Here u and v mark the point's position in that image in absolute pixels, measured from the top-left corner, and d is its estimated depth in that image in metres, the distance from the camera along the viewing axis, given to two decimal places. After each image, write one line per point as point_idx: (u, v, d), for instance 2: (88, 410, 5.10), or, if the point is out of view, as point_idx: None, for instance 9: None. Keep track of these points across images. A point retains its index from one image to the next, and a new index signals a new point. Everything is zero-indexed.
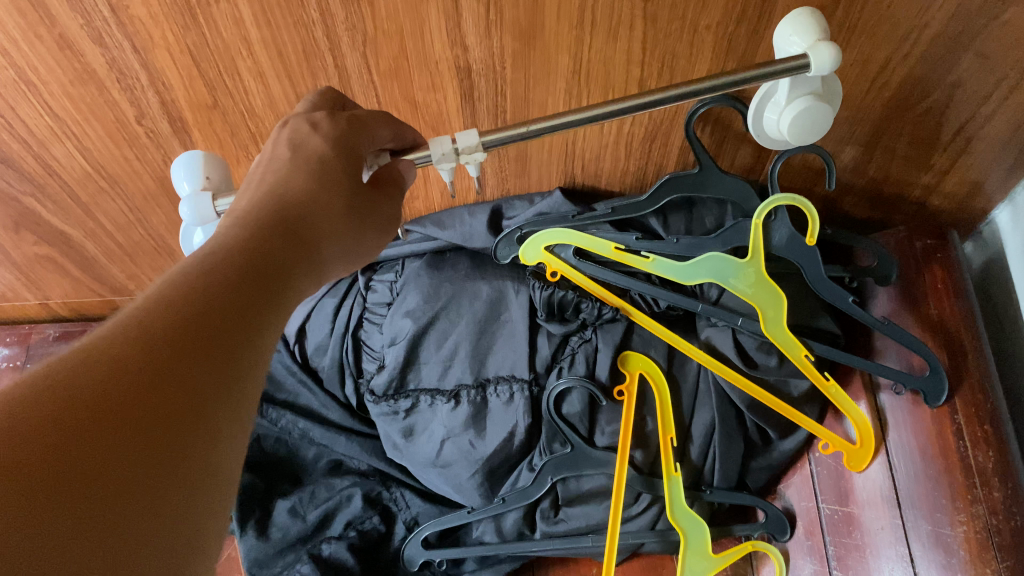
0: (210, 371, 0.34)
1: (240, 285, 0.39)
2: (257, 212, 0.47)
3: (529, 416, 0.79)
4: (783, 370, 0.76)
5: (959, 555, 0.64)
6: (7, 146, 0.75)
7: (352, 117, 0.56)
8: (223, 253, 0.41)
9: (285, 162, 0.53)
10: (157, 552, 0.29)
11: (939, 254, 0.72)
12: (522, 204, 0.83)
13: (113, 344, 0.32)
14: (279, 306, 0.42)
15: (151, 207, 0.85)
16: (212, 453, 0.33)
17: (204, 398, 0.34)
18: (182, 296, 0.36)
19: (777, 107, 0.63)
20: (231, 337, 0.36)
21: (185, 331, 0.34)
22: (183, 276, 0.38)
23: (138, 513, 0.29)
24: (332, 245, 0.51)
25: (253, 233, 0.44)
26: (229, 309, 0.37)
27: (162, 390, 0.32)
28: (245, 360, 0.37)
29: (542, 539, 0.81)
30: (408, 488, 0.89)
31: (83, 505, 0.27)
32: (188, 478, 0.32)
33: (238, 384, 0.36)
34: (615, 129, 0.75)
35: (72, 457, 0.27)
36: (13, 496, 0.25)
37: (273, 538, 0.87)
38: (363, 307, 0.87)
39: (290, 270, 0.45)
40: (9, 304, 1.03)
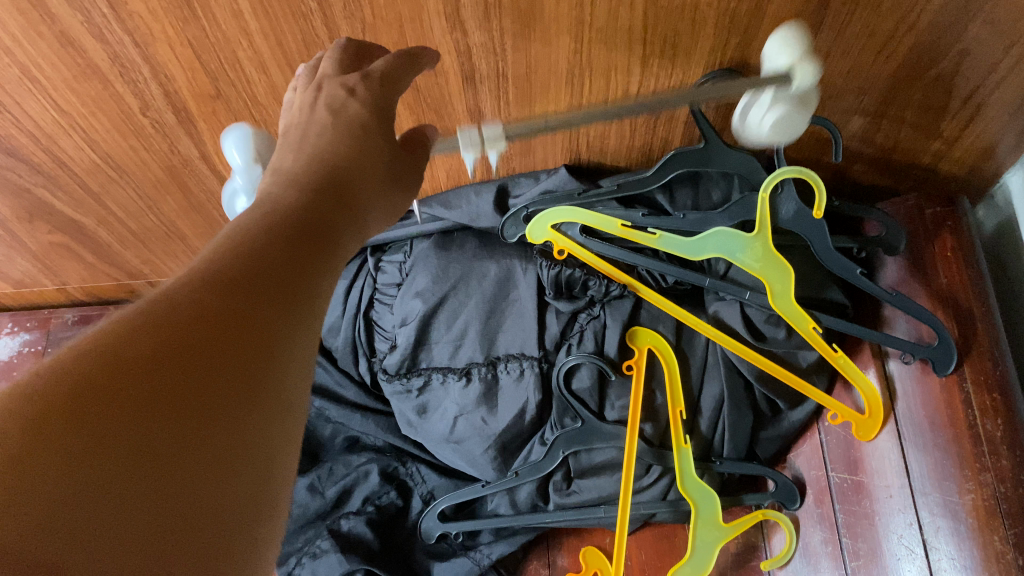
0: (280, 318, 0.36)
1: (300, 238, 0.40)
2: (307, 171, 0.48)
3: (539, 392, 0.80)
4: (791, 342, 0.76)
5: (967, 522, 0.65)
6: (15, 141, 0.76)
7: (383, 78, 0.56)
8: (281, 210, 0.42)
9: (327, 125, 0.53)
10: (247, 472, 0.31)
11: (949, 221, 0.72)
12: (529, 182, 0.82)
13: (187, 292, 0.33)
14: (336, 261, 0.43)
15: (161, 194, 0.85)
16: (287, 388, 0.35)
17: (277, 335, 0.35)
18: (247, 246, 0.38)
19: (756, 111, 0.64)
20: (295, 288, 0.38)
21: (252, 281, 0.36)
22: (244, 234, 0.39)
23: (229, 435, 0.30)
24: (375, 204, 0.51)
25: (307, 192, 0.45)
26: (290, 258, 0.39)
27: (242, 324, 0.33)
28: (308, 310, 0.38)
29: (557, 511, 0.83)
30: (423, 463, 0.90)
31: (182, 428, 0.29)
32: (271, 408, 0.33)
33: (305, 328, 0.37)
34: (619, 105, 0.74)
35: (170, 383, 0.29)
36: (114, 423, 0.27)
37: (295, 514, 0.90)
38: (374, 288, 0.88)
39: (345, 228, 0.46)
40: (28, 289, 1.04)
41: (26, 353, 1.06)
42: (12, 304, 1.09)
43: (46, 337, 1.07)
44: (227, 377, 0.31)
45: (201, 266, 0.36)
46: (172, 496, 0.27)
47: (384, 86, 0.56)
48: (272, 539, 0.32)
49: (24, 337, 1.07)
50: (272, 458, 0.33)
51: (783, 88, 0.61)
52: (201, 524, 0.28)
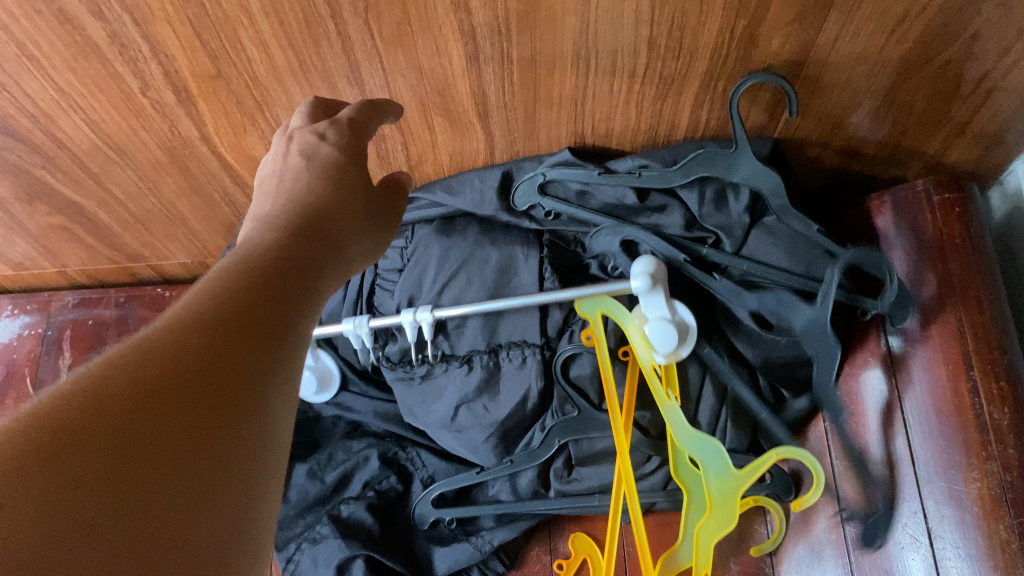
0: (261, 354, 0.38)
1: (277, 277, 0.43)
2: (284, 215, 0.51)
3: (541, 379, 0.79)
4: (797, 329, 0.74)
5: (973, 511, 0.64)
6: (14, 121, 0.76)
7: (351, 123, 0.61)
8: (260, 252, 0.45)
9: (302, 169, 0.56)
10: (229, 503, 0.32)
11: (957, 208, 0.72)
12: (533, 166, 0.80)
13: (173, 332, 0.35)
14: (314, 299, 0.46)
15: (161, 175, 0.84)
16: (264, 424, 0.36)
17: (252, 371, 0.36)
18: (221, 292, 0.39)
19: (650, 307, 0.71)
20: (273, 325, 0.40)
21: (232, 320, 0.38)
22: (224, 276, 0.41)
23: (207, 470, 0.32)
24: (353, 244, 0.55)
25: (284, 233, 0.48)
26: (263, 299, 0.41)
27: (216, 363, 0.35)
28: (287, 347, 0.40)
29: (557, 498, 0.83)
30: (424, 447, 0.89)
31: (160, 461, 0.30)
32: (248, 443, 0.34)
33: (280, 365, 0.39)
34: (626, 87, 0.73)
35: (149, 422, 0.30)
36: (96, 458, 0.28)
37: (293, 499, 0.88)
38: (376, 272, 0.86)
39: (321, 268, 0.49)
40: (28, 272, 1.03)
41: (26, 336, 1.06)
42: (12, 287, 1.08)
43: (46, 320, 1.06)
44: (203, 414, 0.33)
45: (177, 312, 0.37)
46: (156, 526, 0.28)
47: (352, 131, 0.61)
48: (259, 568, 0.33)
49: (25, 320, 1.06)
50: (253, 490, 0.34)
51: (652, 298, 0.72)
52: (187, 554, 0.29)
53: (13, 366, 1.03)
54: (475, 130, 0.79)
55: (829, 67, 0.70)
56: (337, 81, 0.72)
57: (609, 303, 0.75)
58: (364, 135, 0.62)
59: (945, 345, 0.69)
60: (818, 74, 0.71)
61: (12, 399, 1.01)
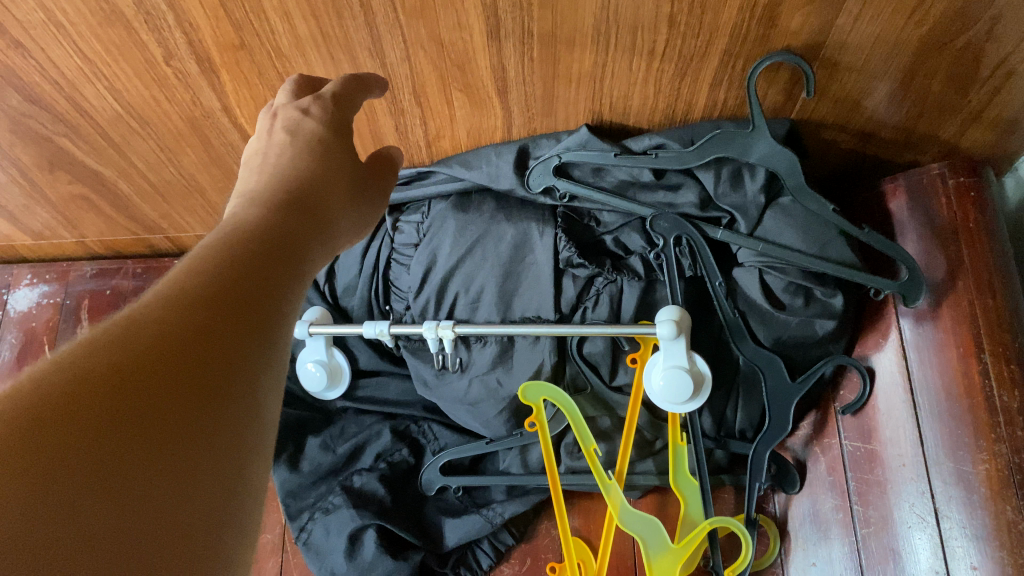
0: (249, 331, 0.38)
1: (263, 256, 0.44)
2: (270, 192, 0.52)
3: (555, 354, 0.80)
4: (808, 310, 0.75)
5: (980, 492, 0.65)
6: (39, 88, 0.77)
7: (335, 98, 0.62)
8: (243, 231, 0.45)
9: (287, 145, 0.58)
10: (217, 479, 0.33)
11: (972, 193, 0.72)
12: (549, 143, 0.80)
13: (161, 310, 0.36)
14: (300, 276, 0.47)
15: (181, 146, 0.85)
16: (252, 400, 0.37)
17: (239, 349, 0.37)
18: (208, 270, 0.40)
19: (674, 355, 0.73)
20: (258, 303, 0.40)
21: (215, 300, 0.38)
22: (210, 254, 0.42)
23: (196, 446, 0.32)
24: (339, 219, 0.57)
25: (269, 211, 0.49)
26: (249, 277, 0.41)
27: (205, 340, 0.36)
28: (272, 325, 0.41)
29: (567, 473, 0.84)
30: (436, 421, 0.90)
31: (152, 437, 0.31)
32: (237, 419, 0.35)
33: (267, 344, 0.40)
34: (645, 65, 0.73)
35: (141, 398, 0.31)
36: (90, 433, 0.28)
37: (306, 470, 0.88)
38: (391, 247, 0.87)
39: (308, 244, 0.50)
40: (47, 241, 1.05)
41: (44, 305, 1.07)
42: (31, 256, 1.10)
43: (64, 290, 1.08)
44: (192, 390, 0.33)
45: (164, 291, 0.38)
46: (149, 505, 0.29)
47: (336, 104, 0.62)
48: (245, 544, 0.34)
49: (43, 289, 1.08)
50: (240, 467, 0.34)
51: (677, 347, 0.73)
52: (177, 530, 0.30)
53: (31, 334, 1.05)
54: (493, 106, 0.79)
55: (847, 47, 0.71)
56: (359, 53, 0.72)
57: (547, 391, 0.77)
58: (349, 109, 0.63)
59: (956, 327, 0.70)
60: (836, 55, 0.71)
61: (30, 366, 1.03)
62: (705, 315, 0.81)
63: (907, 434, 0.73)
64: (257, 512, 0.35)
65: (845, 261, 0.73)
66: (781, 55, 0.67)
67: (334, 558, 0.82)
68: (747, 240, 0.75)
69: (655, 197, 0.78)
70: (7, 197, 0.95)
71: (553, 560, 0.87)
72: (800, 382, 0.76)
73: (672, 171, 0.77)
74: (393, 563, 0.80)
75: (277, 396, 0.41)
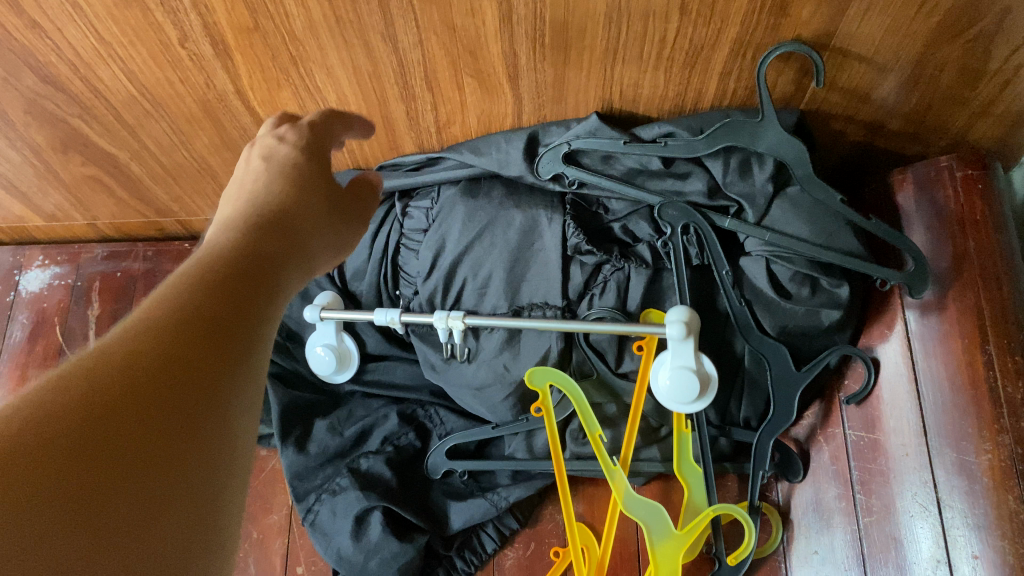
0: (228, 355, 0.38)
1: (241, 277, 0.44)
2: (248, 213, 0.52)
3: (562, 340, 0.80)
4: (814, 300, 0.75)
5: (982, 482, 0.65)
6: (55, 68, 0.78)
7: (313, 127, 0.64)
8: (216, 256, 0.45)
9: (262, 169, 0.59)
10: (195, 506, 0.33)
11: (980, 184, 0.72)
12: (559, 130, 0.81)
13: (138, 336, 0.36)
14: (276, 300, 0.47)
15: (193, 129, 0.86)
16: (229, 425, 0.37)
17: (217, 375, 0.37)
18: (185, 294, 0.40)
19: (681, 357, 0.73)
20: (239, 325, 0.41)
21: (193, 324, 0.38)
22: (189, 277, 0.42)
23: (172, 474, 0.32)
24: (319, 240, 0.57)
25: (245, 234, 0.49)
26: (227, 299, 0.41)
27: (183, 365, 0.36)
28: (253, 348, 0.41)
29: (572, 459, 0.85)
30: (443, 406, 0.92)
31: (128, 467, 0.30)
32: (213, 446, 0.35)
33: (246, 367, 0.40)
34: (655, 53, 0.74)
35: (115, 429, 0.31)
36: (64, 463, 0.28)
37: (313, 453, 0.88)
38: (400, 233, 0.87)
39: (288, 263, 0.50)
40: (59, 223, 1.07)
41: (56, 286, 1.09)
42: (44, 238, 1.11)
43: (76, 271, 1.09)
44: (168, 416, 0.33)
45: (142, 316, 0.38)
46: (123, 537, 0.29)
47: (313, 134, 0.64)
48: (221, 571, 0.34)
49: (55, 270, 1.09)
50: (217, 493, 0.35)
51: (685, 348, 0.73)
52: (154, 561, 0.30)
53: (43, 314, 1.06)
54: (504, 92, 0.80)
55: (858, 37, 0.71)
56: (371, 37, 0.74)
57: (555, 375, 0.77)
58: (324, 137, 0.64)
59: (961, 318, 0.70)
60: (847, 45, 0.72)
61: (42, 346, 1.05)
62: (712, 304, 0.81)
63: (911, 424, 0.73)
64: (233, 537, 0.35)
65: (852, 252, 0.74)
66: (792, 43, 0.68)
67: (340, 539, 0.83)
68: (755, 230, 0.75)
69: (663, 185, 0.79)
70: (21, 176, 0.96)
71: (558, 544, 0.88)
72: (806, 370, 0.76)
73: (682, 159, 0.78)
74: (398, 545, 0.81)
75: (255, 418, 0.41)
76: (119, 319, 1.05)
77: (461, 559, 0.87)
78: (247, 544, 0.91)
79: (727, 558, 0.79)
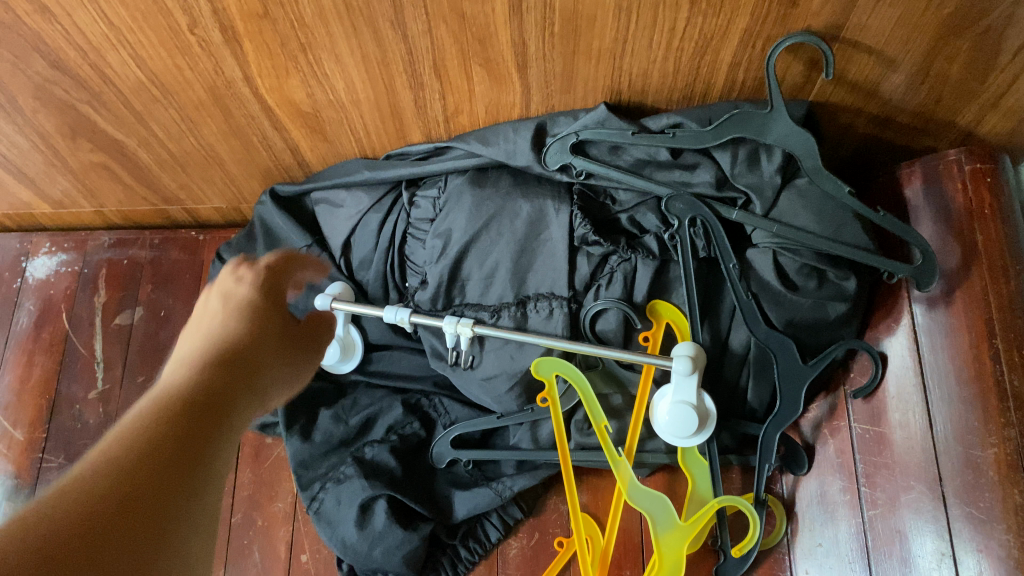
0: (205, 469, 0.41)
1: (220, 386, 0.46)
2: (231, 313, 0.56)
3: (568, 331, 0.80)
4: (821, 292, 0.75)
5: (988, 475, 0.65)
6: (64, 54, 0.79)
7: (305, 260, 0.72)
8: (171, 395, 0.44)
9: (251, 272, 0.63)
10: None
11: (987, 178, 0.72)
12: (567, 120, 0.81)
13: (123, 455, 0.38)
14: (229, 435, 0.45)
15: (201, 116, 0.87)
16: (200, 535, 0.39)
17: (194, 489, 0.39)
18: (166, 409, 0.42)
19: (685, 391, 0.76)
20: (214, 436, 0.43)
21: (175, 440, 0.40)
22: (170, 391, 0.44)
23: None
24: (304, 359, 0.61)
25: (203, 370, 0.47)
26: (205, 411, 0.44)
27: (163, 481, 0.38)
28: (224, 462, 0.43)
29: (577, 450, 0.85)
30: (447, 396, 0.91)
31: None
32: (185, 557, 0.37)
33: (218, 480, 0.42)
34: (665, 43, 0.74)
35: (102, 550, 0.33)
36: None
37: (318, 441, 0.88)
38: (407, 222, 0.87)
39: (264, 363, 0.53)
40: (66, 210, 1.07)
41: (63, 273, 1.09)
42: (51, 225, 1.12)
43: (82, 259, 1.10)
44: (149, 534, 0.35)
45: (128, 431, 0.40)
46: None
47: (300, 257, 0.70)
48: None
49: (62, 257, 1.10)
50: None
51: (689, 383, 0.76)
52: None
53: (49, 301, 1.07)
54: (512, 81, 0.80)
55: (867, 29, 0.71)
56: (381, 25, 0.74)
57: (561, 366, 0.78)
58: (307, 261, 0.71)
59: (969, 312, 0.70)
60: (856, 37, 0.71)
61: (49, 332, 1.05)
62: (719, 295, 0.81)
63: (916, 417, 0.73)
64: None
65: (859, 245, 0.73)
66: (801, 36, 0.67)
67: (345, 527, 0.83)
68: (762, 222, 0.75)
69: (671, 176, 0.78)
70: (29, 162, 0.97)
71: (562, 535, 0.88)
72: (812, 363, 0.76)
73: (690, 150, 0.78)
74: (403, 534, 0.82)
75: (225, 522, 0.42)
76: (126, 306, 1.06)
77: (464, 548, 0.87)
78: (252, 531, 0.91)
79: (732, 550, 0.79)
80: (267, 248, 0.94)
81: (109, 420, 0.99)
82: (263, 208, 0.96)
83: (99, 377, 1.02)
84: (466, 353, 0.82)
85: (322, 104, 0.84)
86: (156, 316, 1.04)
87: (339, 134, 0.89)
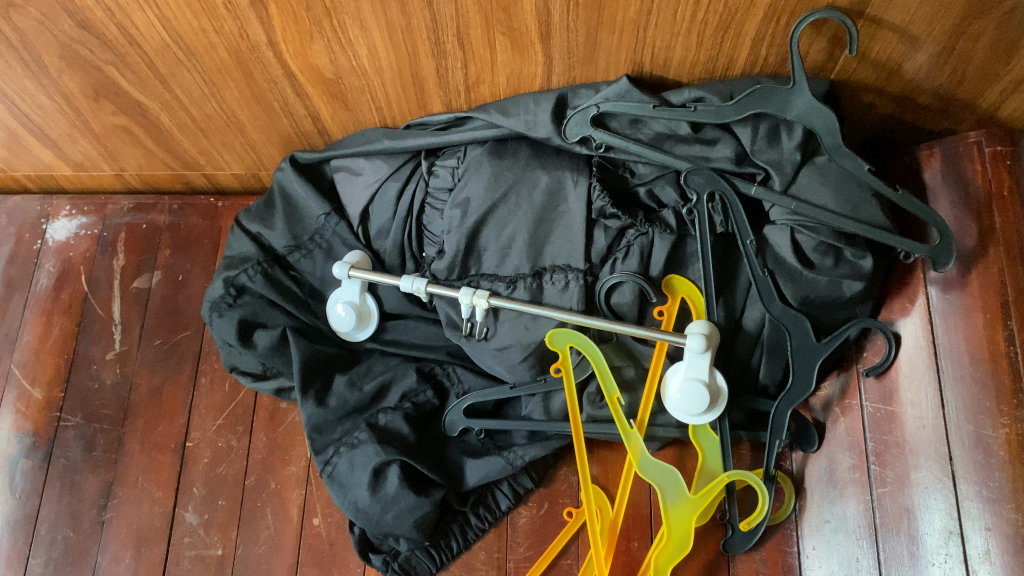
0: None
1: None
2: None
3: (583, 303, 0.80)
4: (837, 271, 0.75)
5: (998, 456, 0.66)
6: (90, 12, 0.80)
7: None
8: None
9: None
10: None
11: (1007, 161, 0.71)
12: (589, 93, 0.81)
13: None
14: None
15: (224, 80, 0.88)
16: None
17: None
18: None
19: (696, 367, 0.76)
20: None
21: None
22: None
23: None
24: None
25: None
26: None
27: None
28: None
29: (588, 422, 0.86)
30: (460, 364, 0.93)
31: None
32: None
33: None
34: (689, 15, 0.74)
35: None
36: None
37: (332, 406, 0.88)
38: (426, 192, 0.87)
39: None
40: (87, 173, 1.08)
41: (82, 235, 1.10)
42: (71, 188, 1.13)
43: (101, 222, 1.11)
44: None
45: None
46: None
47: None
48: None
49: (81, 220, 1.11)
50: None
51: (702, 360, 0.76)
52: None
53: (68, 263, 1.08)
54: (534, 52, 0.80)
55: (893, 6, 0.71)
56: None
57: (574, 337, 0.79)
58: None
59: (984, 294, 0.70)
60: (882, 13, 0.71)
61: (68, 294, 1.06)
62: (735, 271, 0.82)
63: (929, 397, 0.73)
64: None
65: (876, 224, 0.74)
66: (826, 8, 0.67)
67: (358, 491, 0.84)
68: (780, 199, 0.75)
69: (691, 151, 0.79)
70: (52, 123, 0.98)
71: (571, 505, 0.89)
72: (825, 342, 0.76)
73: (711, 123, 0.77)
74: (415, 498, 0.83)
75: None
76: (144, 270, 1.07)
77: (475, 515, 0.88)
78: (265, 494, 0.93)
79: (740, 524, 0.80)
80: (284, 215, 0.94)
81: (125, 381, 1.00)
82: (282, 175, 0.96)
83: (117, 339, 1.03)
84: (480, 324, 0.83)
85: (344, 71, 0.85)
86: (173, 281, 1.06)
87: (360, 101, 0.89)
